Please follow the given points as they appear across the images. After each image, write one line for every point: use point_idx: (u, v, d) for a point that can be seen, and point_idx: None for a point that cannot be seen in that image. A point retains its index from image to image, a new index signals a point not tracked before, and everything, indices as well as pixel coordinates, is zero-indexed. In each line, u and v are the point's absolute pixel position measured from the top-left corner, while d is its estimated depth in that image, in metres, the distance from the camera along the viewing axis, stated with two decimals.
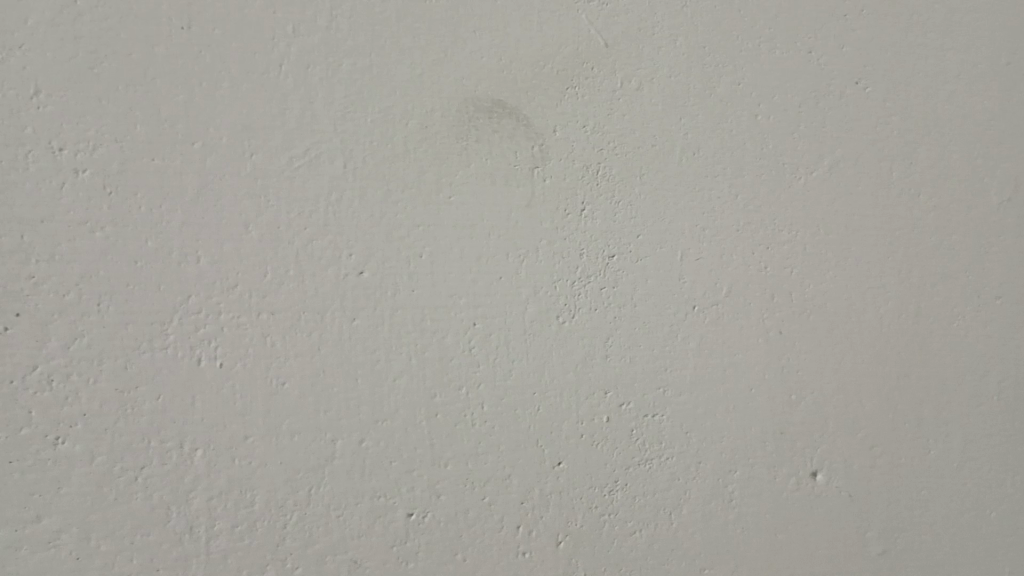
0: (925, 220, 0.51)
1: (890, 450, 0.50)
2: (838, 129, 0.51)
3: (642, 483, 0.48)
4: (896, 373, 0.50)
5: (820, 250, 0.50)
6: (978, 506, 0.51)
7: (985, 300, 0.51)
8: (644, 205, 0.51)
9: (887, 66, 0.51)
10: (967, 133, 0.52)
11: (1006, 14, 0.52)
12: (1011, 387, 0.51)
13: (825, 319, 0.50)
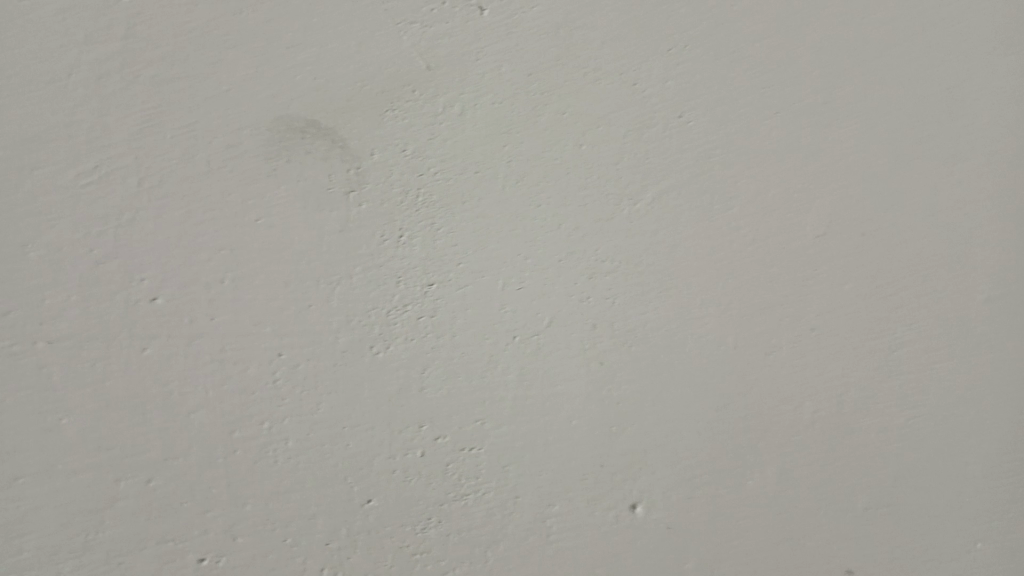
0: (744, 253, 0.55)
1: (703, 474, 0.54)
2: (663, 161, 0.54)
3: (458, 519, 0.50)
4: (716, 403, 0.54)
5: (639, 283, 0.53)
6: (791, 534, 0.56)
7: (801, 329, 0.56)
8: (465, 233, 0.50)
9: (710, 100, 0.55)
10: (785, 167, 0.56)
11: (825, 55, 0.57)
12: (825, 416, 0.56)
13: (646, 349, 0.53)
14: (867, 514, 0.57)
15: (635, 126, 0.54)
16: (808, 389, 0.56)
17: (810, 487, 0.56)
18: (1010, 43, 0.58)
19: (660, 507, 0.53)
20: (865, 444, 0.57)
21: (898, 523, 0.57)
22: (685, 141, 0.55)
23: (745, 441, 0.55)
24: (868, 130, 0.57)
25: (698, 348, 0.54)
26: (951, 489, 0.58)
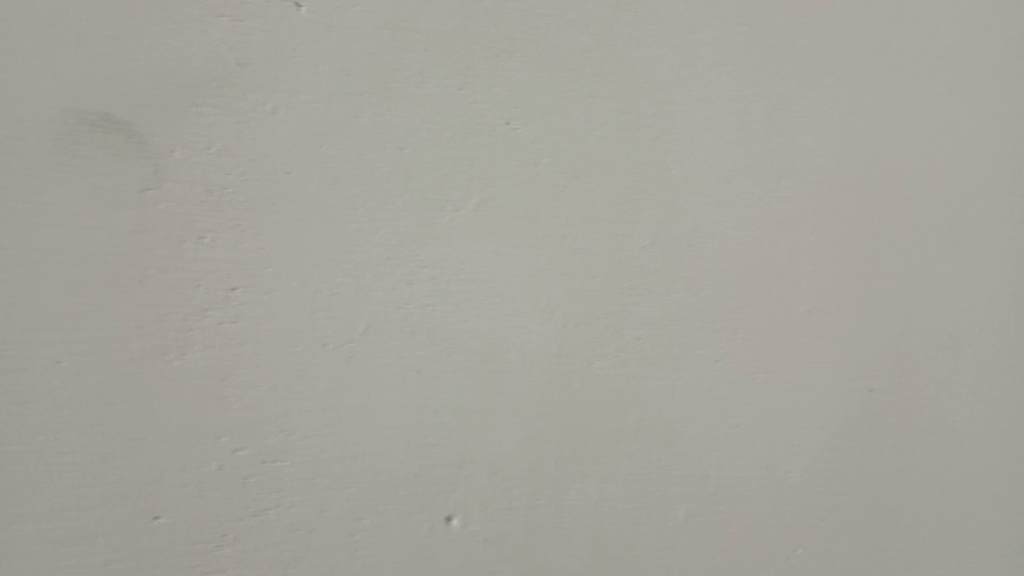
0: (570, 262, 0.55)
1: (522, 485, 0.53)
2: (489, 168, 0.54)
3: (257, 536, 0.47)
4: (537, 412, 0.54)
5: (460, 290, 0.52)
6: (613, 544, 0.55)
7: (625, 338, 0.56)
8: (274, 235, 0.48)
9: (538, 109, 0.55)
10: (612, 178, 0.57)
11: (648, 70, 0.58)
12: (648, 426, 0.56)
13: (467, 359, 0.52)
14: (687, 523, 0.57)
15: (459, 132, 0.53)
16: (630, 398, 0.56)
17: (632, 497, 0.56)
18: (820, 71, 0.62)
19: (475, 520, 0.52)
20: (687, 452, 0.57)
21: (719, 531, 0.58)
22: (511, 149, 0.54)
23: (565, 450, 0.54)
24: (691, 146, 0.59)
25: (520, 357, 0.54)
26: (770, 496, 0.59)
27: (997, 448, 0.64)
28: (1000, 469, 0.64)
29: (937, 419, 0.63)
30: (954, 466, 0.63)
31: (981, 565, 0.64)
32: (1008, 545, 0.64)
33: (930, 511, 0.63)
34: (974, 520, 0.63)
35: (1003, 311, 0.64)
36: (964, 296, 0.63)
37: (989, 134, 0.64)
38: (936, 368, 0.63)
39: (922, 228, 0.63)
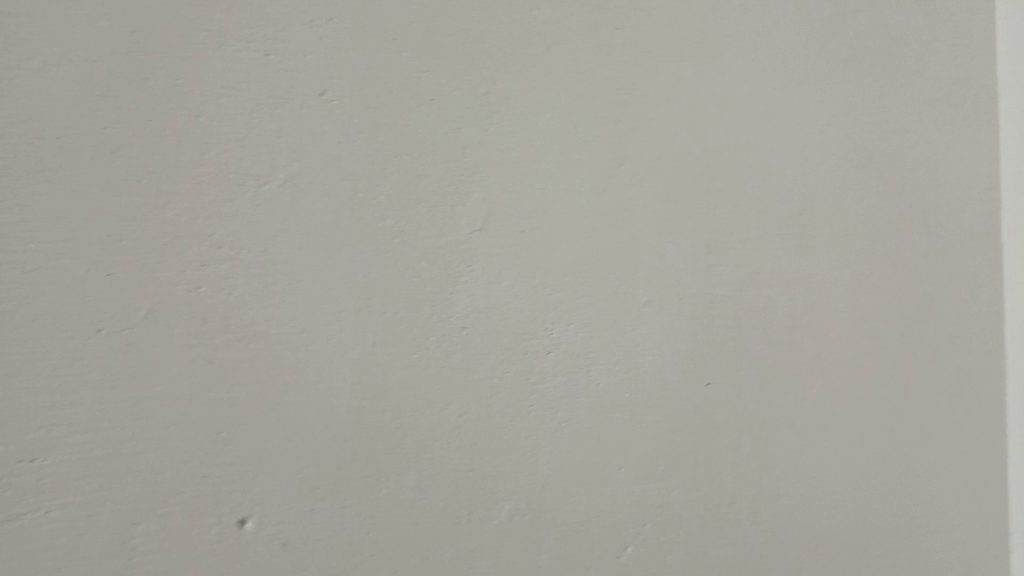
0: (391, 246, 0.52)
1: (330, 485, 0.49)
2: (300, 141, 0.51)
3: (9, 544, 0.43)
4: (349, 406, 0.50)
5: (264, 272, 0.49)
6: (431, 546, 0.52)
7: (450, 327, 0.54)
8: (39, 205, 0.45)
9: (357, 80, 0.53)
10: (440, 158, 0.54)
11: (482, 45, 0.57)
12: (472, 420, 0.54)
13: (268, 347, 0.49)
14: (513, 521, 0.54)
15: (268, 101, 0.50)
16: (452, 390, 0.53)
17: (455, 493, 0.53)
18: (660, 62, 0.62)
19: (276, 522, 0.48)
20: (514, 447, 0.55)
21: (546, 529, 0.55)
22: (326, 121, 0.51)
23: (380, 447, 0.51)
24: (527, 128, 0.57)
25: (330, 347, 0.50)
26: (602, 492, 0.57)
27: (827, 440, 0.65)
28: (830, 461, 0.65)
29: (766, 410, 0.63)
30: (787, 458, 0.63)
31: (814, 559, 0.63)
32: (837, 537, 0.65)
33: (764, 504, 0.62)
34: (806, 513, 0.64)
35: (830, 305, 0.66)
36: (793, 291, 0.65)
37: (817, 136, 0.67)
38: (767, 360, 0.64)
39: (756, 224, 0.64)
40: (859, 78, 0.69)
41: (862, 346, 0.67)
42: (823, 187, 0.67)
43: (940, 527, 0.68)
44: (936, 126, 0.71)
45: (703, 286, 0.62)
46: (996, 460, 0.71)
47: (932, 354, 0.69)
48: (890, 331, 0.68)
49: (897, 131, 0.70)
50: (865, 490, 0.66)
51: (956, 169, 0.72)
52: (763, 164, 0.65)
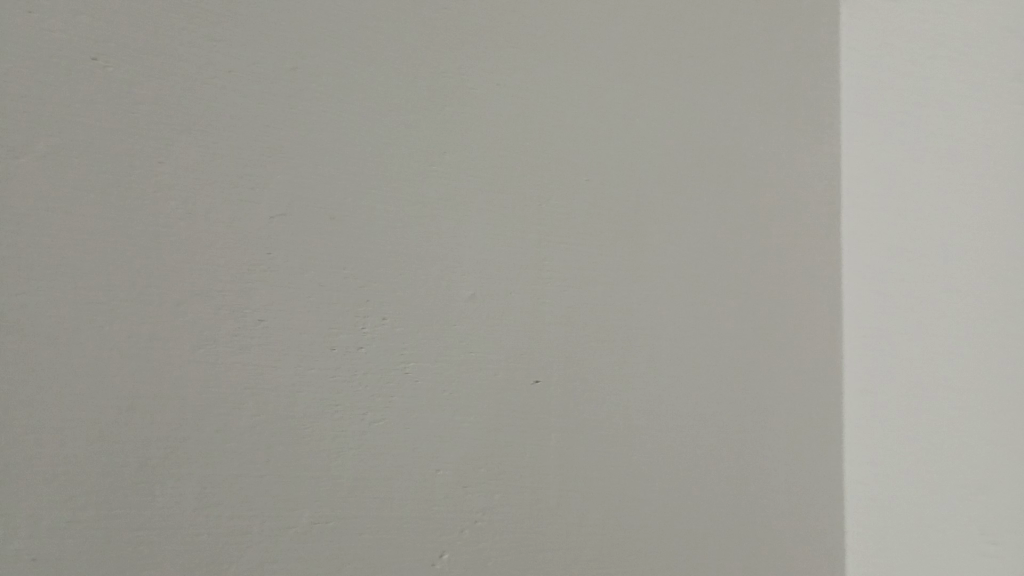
0: (176, 229, 0.48)
1: (92, 493, 0.45)
2: (68, 111, 0.46)
3: None
4: (120, 405, 0.46)
5: (18, 255, 0.44)
6: (214, 560, 0.47)
7: (245, 320, 0.49)
8: None
9: (140, 48, 0.48)
10: (238, 135, 0.50)
11: (289, 17, 0.53)
12: (268, 421, 0.50)
13: (21, 339, 0.44)
14: (314, 530, 0.50)
15: (29, 64, 0.46)
16: (245, 389, 0.49)
17: (246, 501, 0.48)
18: (489, 46, 0.60)
19: (23, 535, 0.43)
20: (316, 450, 0.51)
21: (352, 538, 0.51)
22: (100, 91, 0.47)
23: (157, 452, 0.47)
24: (342, 108, 0.54)
25: (97, 340, 0.46)
26: (417, 497, 0.54)
27: (657, 441, 0.64)
28: (661, 462, 0.64)
29: (595, 409, 0.61)
30: (620, 459, 0.62)
31: (643, 561, 0.62)
32: (668, 540, 0.63)
33: (595, 508, 0.60)
34: (639, 517, 0.62)
35: (664, 304, 0.65)
36: (627, 288, 0.64)
37: (654, 131, 0.66)
38: (599, 357, 0.62)
39: (591, 218, 0.63)
40: (697, 77, 0.69)
41: (695, 345, 0.67)
42: (661, 185, 0.66)
43: (767, 526, 0.69)
44: (771, 132, 0.74)
45: (535, 279, 0.60)
46: (807, 458, 0.73)
47: (755, 353, 0.70)
48: (718, 330, 0.68)
49: (734, 133, 0.71)
50: (698, 492, 0.65)
51: (788, 175, 0.74)
52: (600, 159, 0.63)
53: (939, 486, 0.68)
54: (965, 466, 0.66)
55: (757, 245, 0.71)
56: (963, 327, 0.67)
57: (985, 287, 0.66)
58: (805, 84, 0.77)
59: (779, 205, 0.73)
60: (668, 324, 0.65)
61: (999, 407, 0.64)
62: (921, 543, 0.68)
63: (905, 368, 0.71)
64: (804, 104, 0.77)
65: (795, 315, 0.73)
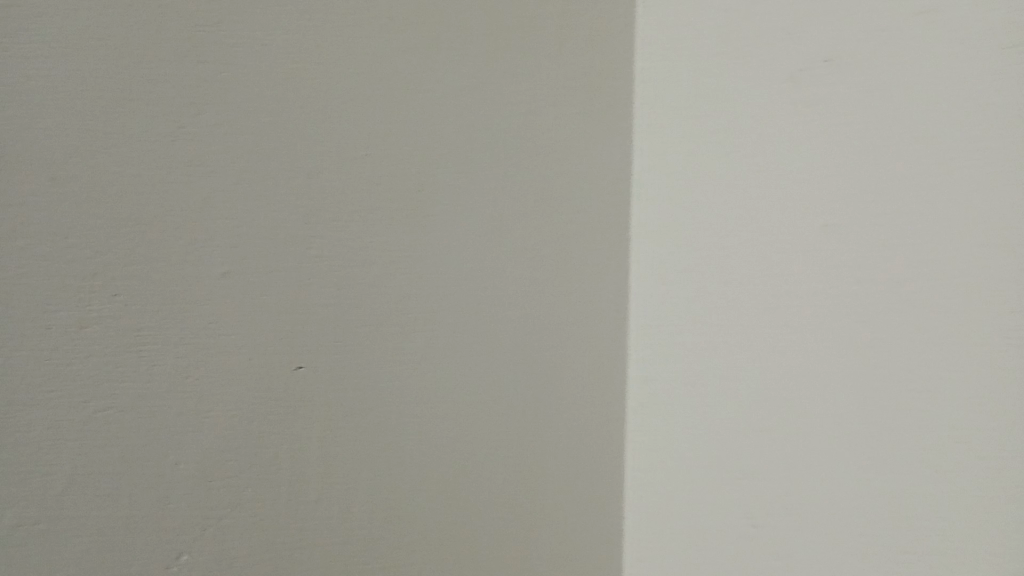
0: None
1: None
2: None
3: None
4: None
5: None
6: None
7: None
8: None
9: None
10: None
11: None
12: None
13: None
14: (19, 530, 0.45)
15: None
16: None
17: None
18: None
19: None
20: (23, 440, 0.45)
21: (67, 538, 0.46)
22: None
23: None
24: (64, 57, 0.47)
25: None
26: (150, 492, 0.49)
27: (430, 434, 0.62)
28: (435, 455, 0.62)
29: (365, 394, 0.58)
30: (393, 453, 0.60)
31: (413, 550, 0.60)
32: (441, 527, 0.62)
33: (361, 500, 0.57)
34: (410, 514, 0.60)
35: (443, 286, 0.63)
36: (404, 271, 0.61)
37: (435, 109, 0.64)
38: (374, 341, 0.59)
39: (367, 198, 0.59)
40: (484, 58, 0.67)
41: (473, 335, 0.65)
42: (442, 168, 0.64)
43: (545, 509, 0.70)
44: (562, 120, 0.73)
45: (297, 259, 0.55)
46: (588, 440, 0.74)
47: (537, 338, 0.70)
48: (499, 314, 0.67)
49: (521, 119, 0.70)
50: (473, 484, 0.64)
51: (578, 162, 0.74)
52: (378, 136, 0.60)
53: (739, 462, 0.70)
54: (749, 447, 0.70)
55: (543, 235, 0.71)
56: (762, 310, 0.70)
57: (786, 273, 0.69)
58: (599, 72, 0.76)
59: (566, 191, 0.73)
60: (445, 313, 0.63)
61: (790, 386, 0.68)
62: (711, 516, 0.71)
63: (702, 352, 0.73)
64: (597, 90, 0.76)
65: (579, 303, 0.74)
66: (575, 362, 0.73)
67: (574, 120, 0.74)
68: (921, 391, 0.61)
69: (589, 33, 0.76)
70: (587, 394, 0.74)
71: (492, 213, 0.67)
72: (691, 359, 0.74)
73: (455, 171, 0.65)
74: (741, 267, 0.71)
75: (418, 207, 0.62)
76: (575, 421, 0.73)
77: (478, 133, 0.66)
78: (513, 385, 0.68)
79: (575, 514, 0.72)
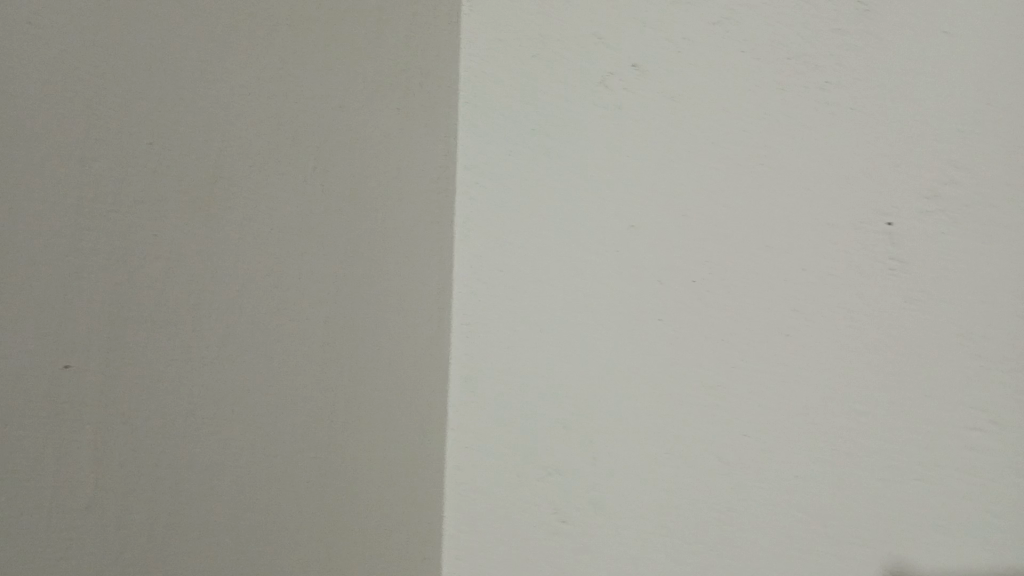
0: None
1: None
2: None
3: None
4: None
5: None
6: None
7: None
8: None
9: None
10: None
11: None
12: None
13: None
14: None
15: None
16: None
17: None
18: None
19: None
20: None
21: None
22: None
23: None
24: None
25: None
26: None
27: (218, 435, 0.57)
28: (224, 456, 0.58)
29: (144, 392, 0.52)
30: (211, 463, 0.57)
31: (198, 559, 0.55)
32: (229, 534, 0.58)
33: (138, 509, 0.51)
34: (193, 520, 0.55)
35: (237, 276, 0.59)
36: (192, 257, 0.56)
37: (233, 85, 0.59)
38: (154, 333, 0.53)
39: (150, 173, 0.53)
40: (287, 37, 0.64)
41: (268, 330, 0.62)
42: (265, 165, 0.62)
43: (353, 512, 0.68)
44: (377, 116, 0.72)
45: (125, 258, 0.51)
46: (405, 441, 0.74)
47: (347, 337, 0.68)
48: (298, 308, 0.64)
49: (340, 116, 0.68)
50: (288, 491, 0.63)
51: (397, 160, 0.74)
52: (167, 106, 0.54)
53: (547, 460, 0.71)
54: (557, 446, 0.70)
55: (358, 231, 0.70)
56: (570, 310, 0.70)
57: (593, 276, 0.69)
58: (420, 70, 0.76)
59: (384, 190, 0.72)
60: (265, 315, 0.61)
61: (595, 385, 0.69)
62: (520, 515, 0.72)
63: (516, 351, 0.73)
64: (419, 88, 0.76)
65: (396, 303, 0.73)
66: (392, 362, 0.73)
67: (390, 116, 0.73)
68: (712, 387, 0.63)
69: (409, 29, 0.75)
70: (403, 394, 0.74)
71: (313, 213, 0.65)
72: (504, 359, 0.74)
73: (280, 169, 0.63)
74: (552, 268, 0.72)
75: (246, 206, 0.60)
76: (389, 421, 0.72)
77: (301, 130, 0.65)
78: (328, 388, 0.66)
79: (385, 514, 0.71)
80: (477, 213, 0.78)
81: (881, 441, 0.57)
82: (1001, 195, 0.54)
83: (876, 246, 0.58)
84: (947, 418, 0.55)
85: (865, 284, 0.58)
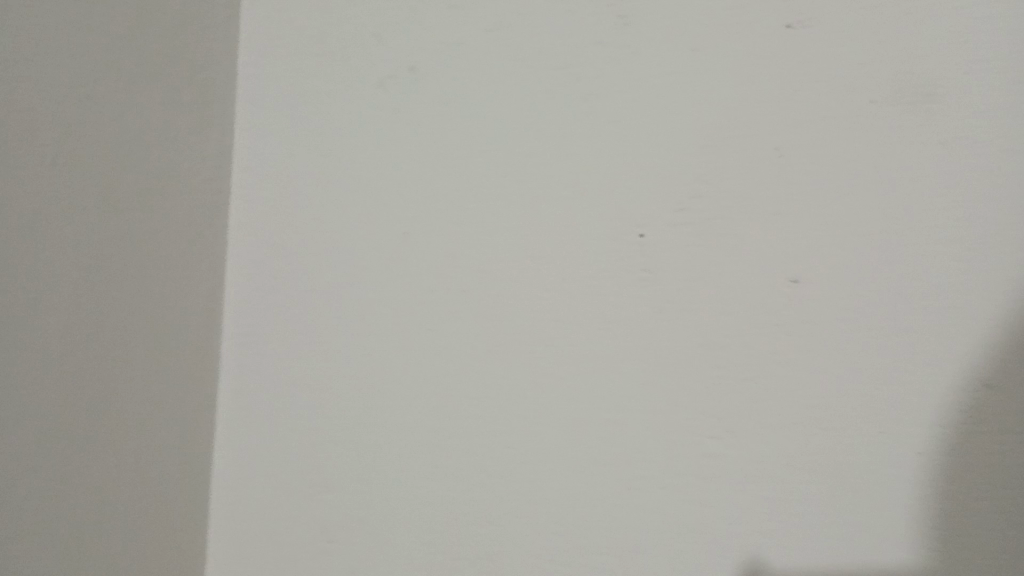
0: None
1: None
2: None
3: None
4: None
5: None
6: None
7: None
8: None
9: None
10: None
11: None
12: None
13: None
14: None
15: None
16: None
17: None
18: None
19: None
20: None
21: None
22: None
23: None
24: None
25: None
26: None
27: None
28: None
29: None
30: None
31: None
32: None
33: None
34: None
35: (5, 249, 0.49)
36: None
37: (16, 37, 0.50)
38: None
39: None
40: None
41: (40, 316, 0.52)
42: (48, 160, 0.52)
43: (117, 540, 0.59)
44: (157, 96, 0.63)
45: None
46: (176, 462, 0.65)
47: (125, 339, 0.59)
48: (75, 296, 0.55)
49: (128, 96, 0.60)
50: (48, 533, 0.53)
51: (179, 146, 0.66)
52: None
53: (323, 477, 0.66)
54: (332, 462, 0.66)
55: (140, 217, 0.61)
56: (350, 317, 0.67)
57: (375, 282, 0.66)
58: (204, 54, 0.69)
59: (167, 178, 0.64)
60: (37, 335, 0.51)
61: (372, 396, 0.65)
62: (291, 536, 0.66)
63: (292, 361, 0.69)
64: (203, 75, 0.69)
65: (174, 305, 0.65)
66: (167, 377, 0.64)
67: (166, 102, 0.64)
68: (473, 397, 0.62)
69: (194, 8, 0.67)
70: (174, 413, 0.65)
71: (93, 222, 0.56)
72: (288, 372, 0.69)
73: (61, 175, 0.53)
74: (335, 271, 0.68)
75: (21, 206, 0.50)
76: (160, 438, 0.63)
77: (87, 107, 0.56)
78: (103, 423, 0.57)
79: (150, 548, 0.62)
80: (258, 214, 0.71)
81: (630, 453, 0.58)
82: (741, 209, 0.57)
83: (629, 257, 0.59)
84: (690, 426, 0.57)
85: (618, 296, 0.59)
